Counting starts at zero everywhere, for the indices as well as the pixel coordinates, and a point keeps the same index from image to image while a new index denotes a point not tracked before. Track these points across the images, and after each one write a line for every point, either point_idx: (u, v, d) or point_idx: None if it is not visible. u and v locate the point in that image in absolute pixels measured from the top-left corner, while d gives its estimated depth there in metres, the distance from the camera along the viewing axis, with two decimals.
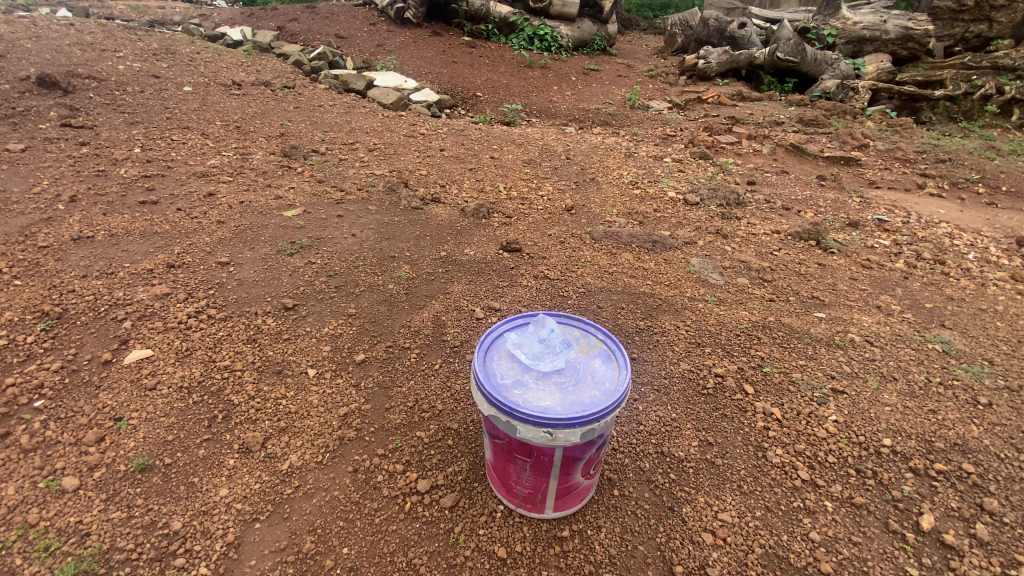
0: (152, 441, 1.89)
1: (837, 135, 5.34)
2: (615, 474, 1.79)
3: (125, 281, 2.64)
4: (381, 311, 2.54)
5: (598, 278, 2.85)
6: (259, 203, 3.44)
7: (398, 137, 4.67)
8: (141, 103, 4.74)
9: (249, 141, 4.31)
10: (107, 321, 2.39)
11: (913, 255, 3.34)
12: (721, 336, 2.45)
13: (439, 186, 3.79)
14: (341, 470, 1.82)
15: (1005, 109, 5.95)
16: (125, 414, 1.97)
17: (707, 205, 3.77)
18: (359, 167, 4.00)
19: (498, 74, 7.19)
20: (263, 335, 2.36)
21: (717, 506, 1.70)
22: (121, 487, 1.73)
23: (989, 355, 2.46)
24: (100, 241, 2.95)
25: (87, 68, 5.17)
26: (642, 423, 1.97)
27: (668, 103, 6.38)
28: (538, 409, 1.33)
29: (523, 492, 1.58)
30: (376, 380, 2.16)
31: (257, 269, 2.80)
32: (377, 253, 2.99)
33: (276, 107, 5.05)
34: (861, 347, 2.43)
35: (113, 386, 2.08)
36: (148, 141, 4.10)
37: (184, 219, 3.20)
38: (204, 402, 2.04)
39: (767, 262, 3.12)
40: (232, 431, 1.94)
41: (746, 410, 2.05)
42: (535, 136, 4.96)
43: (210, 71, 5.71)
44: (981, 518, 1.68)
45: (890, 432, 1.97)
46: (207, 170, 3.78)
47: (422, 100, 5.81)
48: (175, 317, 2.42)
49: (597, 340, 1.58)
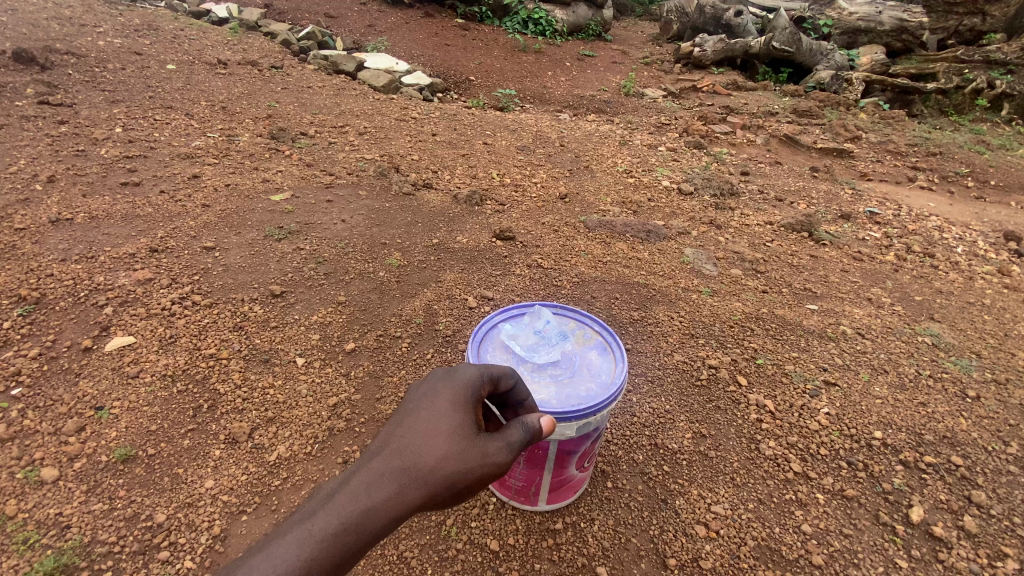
0: (135, 430, 1.84)
1: (830, 127, 5.33)
2: (608, 466, 1.77)
3: (105, 265, 2.57)
4: (371, 299, 2.49)
5: (592, 268, 2.82)
6: (245, 186, 3.35)
7: (389, 120, 4.57)
8: (122, 80, 4.58)
9: (236, 122, 4.20)
10: (88, 307, 2.33)
11: (903, 248, 3.35)
12: (715, 327, 2.43)
13: (431, 172, 3.72)
14: (330, 462, 1.78)
15: (995, 103, 6.06)
16: (107, 402, 1.93)
17: (701, 195, 3.74)
18: (349, 151, 3.91)
19: (492, 58, 7.07)
20: (250, 323, 2.29)
21: (710, 499, 1.69)
22: (103, 478, 1.70)
23: (976, 348, 2.49)
24: (79, 223, 2.86)
25: (65, 43, 4.98)
26: (635, 415, 1.94)
27: (663, 91, 6.32)
28: (532, 402, 1.31)
29: (516, 484, 1.56)
30: (366, 370, 2.12)
31: (243, 254, 2.73)
32: (368, 240, 2.93)
33: (264, 88, 4.92)
34: (852, 339, 2.44)
35: (94, 374, 2.03)
36: (130, 121, 3.97)
37: (167, 202, 3.11)
38: (188, 391, 1.99)
39: (760, 253, 3.11)
40: (218, 421, 1.89)
41: (739, 401, 2.04)
42: (529, 122, 4.88)
43: (194, 49, 5.53)
44: (969, 510, 1.69)
45: (881, 425, 1.97)
46: (192, 152, 3.67)
47: (414, 83, 5.70)
48: (157, 303, 2.36)
49: (593, 332, 1.55)
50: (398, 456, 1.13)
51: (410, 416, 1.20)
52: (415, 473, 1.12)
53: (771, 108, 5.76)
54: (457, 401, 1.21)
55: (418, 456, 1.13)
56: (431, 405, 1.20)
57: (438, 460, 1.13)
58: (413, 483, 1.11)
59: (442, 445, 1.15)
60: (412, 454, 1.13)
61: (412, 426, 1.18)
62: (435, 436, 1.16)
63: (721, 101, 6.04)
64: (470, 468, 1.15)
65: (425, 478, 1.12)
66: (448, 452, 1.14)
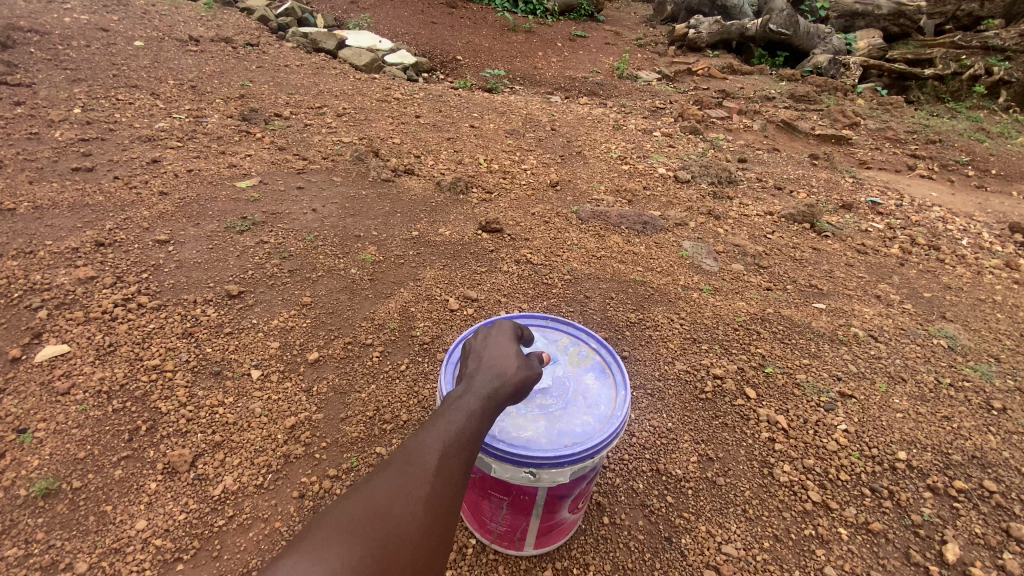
0: (60, 458, 1.59)
1: (829, 111, 5.11)
2: (605, 498, 1.56)
3: (44, 262, 2.28)
4: (340, 301, 2.24)
5: (584, 264, 2.58)
6: (209, 171, 3.05)
7: (370, 101, 4.26)
8: (85, 57, 4.21)
9: (205, 102, 3.86)
10: (20, 311, 2.05)
11: (907, 240, 3.16)
12: (719, 331, 2.22)
13: (413, 156, 3.44)
14: (284, 496, 1.56)
15: (993, 90, 5.86)
16: (31, 424, 1.67)
17: (699, 183, 3.51)
18: (325, 134, 3.62)
19: (481, 37, 6.73)
20: (201, 329, 2.04)
21: (720, 536, 1.50)
22: (20, 517, 1.46)
23: (994, 352, 2.31)
24: (21, 214, 2.56)
25: (27, 19, 4.58)
26: (634, 435, 1.73)
27: (658, 74, 6.05)
28: (518, 443, 1.11)
29: (498, 529, 1.34)
30: (330, 384, 1.88)
31: (200, 249, 2.45)
32: (339, 232, 2.66)
33: (238, 67, 4.56)
34: (865, 343, 2.24)
35: (19, 391, 1.77)
36: (89, 101, 3.62)
37: (122, 189, 2.82)
38: (125, 410, 1.74)
39: (761, 246, 2.90)
40: (156, 447, 1.65)
41: (748, 418, 1.83)
42: (518, 104, 4.59)
43: (165, 25, 5.13)
44: (1008, 546, 1.52)
45: (905, 444, 1.78)
46: (154, 134, 3.35)
47: (398, 62, 5.37)
48: (98, 306, 2.08)
49: (588, 349, 1.37)
50: (479, 377, 1.10)
51: (473, 350, 1.19)
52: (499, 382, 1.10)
53: (768, 93, 5.53)
54: (511, 335, 1.23)
55: (495, 375, 1.11)
56: (490, 337, 1.20)
57: (512, 376, 1.12)
58: (500, 398, 1.09)
59: (512, 357, 1.15)
60: (491, 372, 1.11)
61: (478, 357, 1.16)
62: (504, 356, 1.15)
63: (718, 85, 5.79)
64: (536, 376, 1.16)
65: (508, 388, 1.10)
66: (520, 364, 1.14)
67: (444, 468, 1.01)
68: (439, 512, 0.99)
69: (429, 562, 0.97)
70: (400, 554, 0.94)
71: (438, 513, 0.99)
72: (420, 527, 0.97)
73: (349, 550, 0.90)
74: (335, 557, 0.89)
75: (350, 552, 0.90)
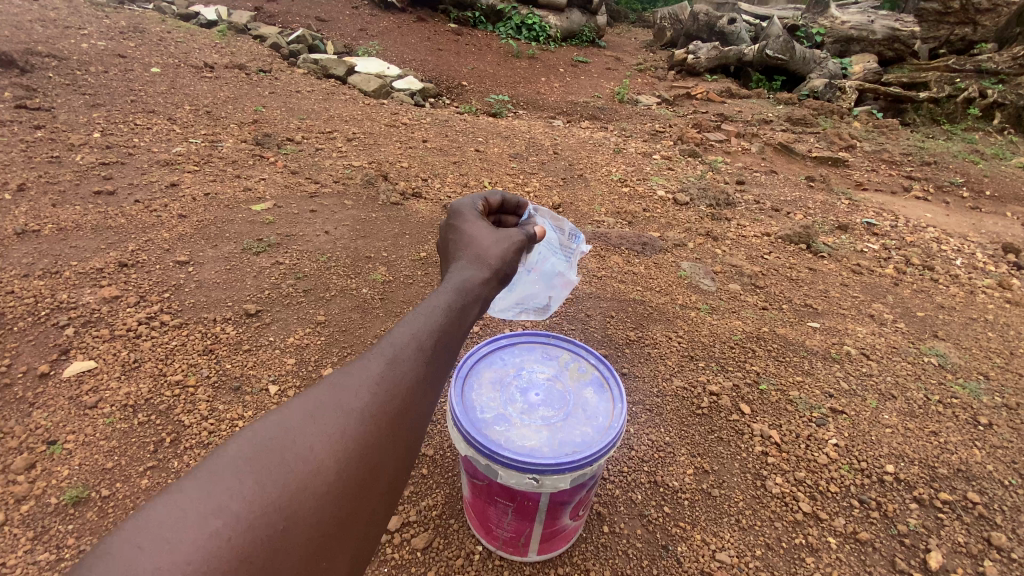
0: (88, 468, 1.69)
1: (825, 134, 5.25)
2: (604, 508, 1.64)
3: (70, 281, 2.41)
4: (352, 319, 2.35)
5: (586, 284, 2.69)
6: (225, 195, 3.19)
7: (379, 126, 4.43)
8: (104, 83, 4.41)
9: (220, 127, 4.04)
10: (48, 328, 2.17)
11: (901, 261, 3.26)
12: (715, 348, 2.31)
13: (421, 180, 3.58)
14: None
15: (987, 112, 6.00)
16: (60, 436, 1.77)
17: (697, 205, 3.63)
18: (336, 158, 3.77)
19: (486, 63, 6.96)
20: (221, 346, 2.15)
21: (715, 545, 1.57)
22: (51, 524, 1.55)
23: (984, 369, 2.39)
24: (46, 236, 2.70)
25: (47, 46, 4.78)
26: (633, 448, 1.82)
27: (657, 98, 6.25)
28: (521, 452, 1.21)
29: (504, 535, 1.42)
30: None
31: (219, 269, 2.58)
32: (351, 253, 2.78)
33: (250, 92, 4.77)
34: (857, 361, 2.33)
35: (49, 404, 1.88)
36: (109, 126, 3.80)
37: (141, 212, 2.95)
38: (150, 422, 1.84)
39: (758, 266, 3.00)
40: (180, 458, 1.75)
41: (743, 433, 1.91)
42: (522, 128, 4.76)
43: (180, 52, 5.36)
44: (989, 554, 1.59)
45: (893, 458, 1.86)
46: (172, 158, 3.51)
47: (405, 88, 5.59)
48: (122, 324, 2.20)
49: (588, 365, 1.47)
50: (454, 273, 1.16)
51: (449, 250, 1.26)
52: (468, 276, 1.14)
53: (765, 116, 5.69)
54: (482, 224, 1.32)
55: (469, 266, 1.18)
56: (461, 234, 1.27)
57: (486, 261, 1.20)
58: (474, 287, 1.13)
59: (483, 246, 1.22)
60: (467, 262, 1.19)
61: (454, 253, 1.24)
62: (476, 245, 1.23)
63: (716, 109, 5.97)
64: (515, 244, 1.28)
65: (477, 279, 1.14)
66: (495, 247, 1.24)
67: (392, 372, 0.92)
68: (383, 422, 0.87)
69: (370, 478, 0.83)
70: (330, 469, 0.79)
71: (379, 425, 0.86)
72: (356, 441, 0.83)
73: (266, 463, 0.75)
74: (248, 472, 0.73)
75: (262, 468, 0.74)
